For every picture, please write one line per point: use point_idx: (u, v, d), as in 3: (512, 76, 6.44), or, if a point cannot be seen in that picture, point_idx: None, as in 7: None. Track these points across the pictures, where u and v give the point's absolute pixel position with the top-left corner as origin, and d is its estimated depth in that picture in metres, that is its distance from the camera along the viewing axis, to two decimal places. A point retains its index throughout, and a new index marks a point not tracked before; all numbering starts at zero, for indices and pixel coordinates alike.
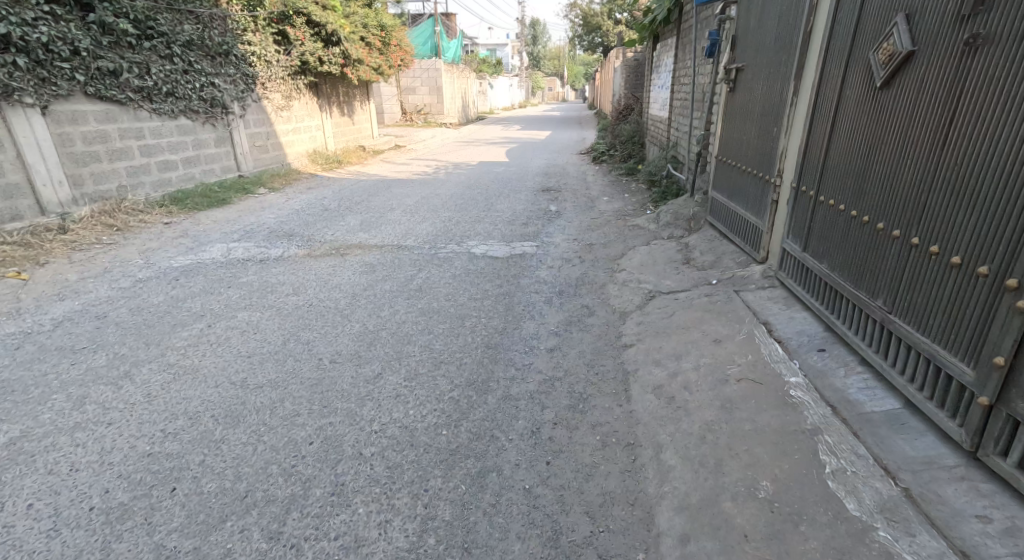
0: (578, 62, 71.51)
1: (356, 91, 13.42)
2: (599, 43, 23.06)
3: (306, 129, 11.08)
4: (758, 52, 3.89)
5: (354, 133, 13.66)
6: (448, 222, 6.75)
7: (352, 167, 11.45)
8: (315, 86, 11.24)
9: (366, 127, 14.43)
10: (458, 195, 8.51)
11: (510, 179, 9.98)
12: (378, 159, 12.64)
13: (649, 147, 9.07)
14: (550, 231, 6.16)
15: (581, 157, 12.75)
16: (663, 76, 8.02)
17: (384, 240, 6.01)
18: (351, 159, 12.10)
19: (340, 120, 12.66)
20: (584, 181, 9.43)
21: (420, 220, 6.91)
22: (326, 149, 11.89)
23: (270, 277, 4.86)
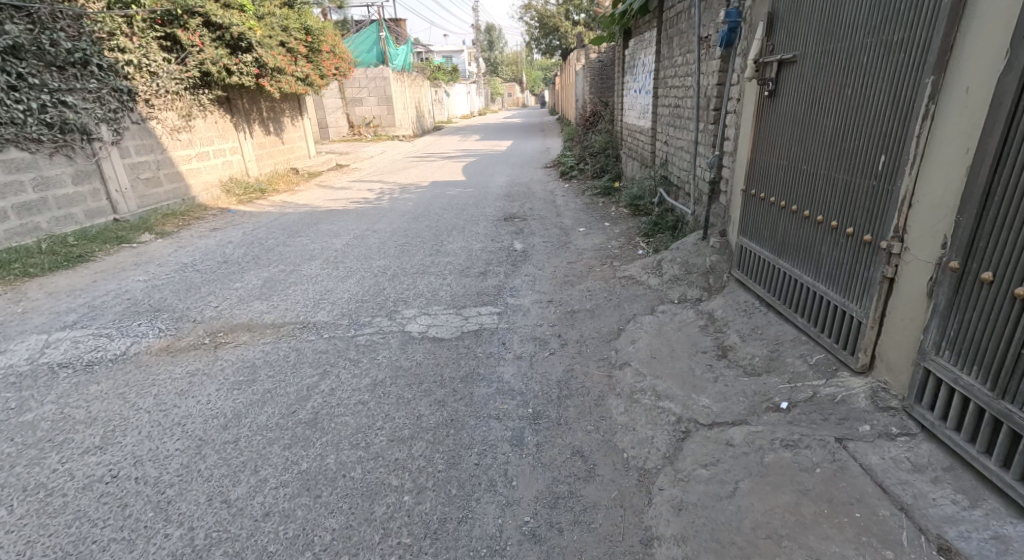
0: (535, 66, 70.61)
1: (284, 106, 11.57)
2: (558, 46, 21.77)
3: (218, 153, 9.19)
4: (830, 31, 2.48)
5: (286, 155, 11.77)
6: (379, 276, 5.20)
7: (278, 196, 9.63)
8: (228, 102, 9.39)
9: (302, 146, 12.55)
10: (400, 231, 6.94)
11: (463, 205, 8.44)
12: (313, 184, 10.83)
13: (629, 162, 7.69)
14: (514, 286, 4.68)
15: (547, 172, 11.32)
16: (642, 79, 6.65)
17: (287, 315, 4.35)
18: (278, 185, 10.21)
19: (264, 140, 10.80)
20: (554, 204, 7.96)
21: (345, 274, 5.31)
22: (247, 177, 9.97)
23: (71, 405, 3.06)
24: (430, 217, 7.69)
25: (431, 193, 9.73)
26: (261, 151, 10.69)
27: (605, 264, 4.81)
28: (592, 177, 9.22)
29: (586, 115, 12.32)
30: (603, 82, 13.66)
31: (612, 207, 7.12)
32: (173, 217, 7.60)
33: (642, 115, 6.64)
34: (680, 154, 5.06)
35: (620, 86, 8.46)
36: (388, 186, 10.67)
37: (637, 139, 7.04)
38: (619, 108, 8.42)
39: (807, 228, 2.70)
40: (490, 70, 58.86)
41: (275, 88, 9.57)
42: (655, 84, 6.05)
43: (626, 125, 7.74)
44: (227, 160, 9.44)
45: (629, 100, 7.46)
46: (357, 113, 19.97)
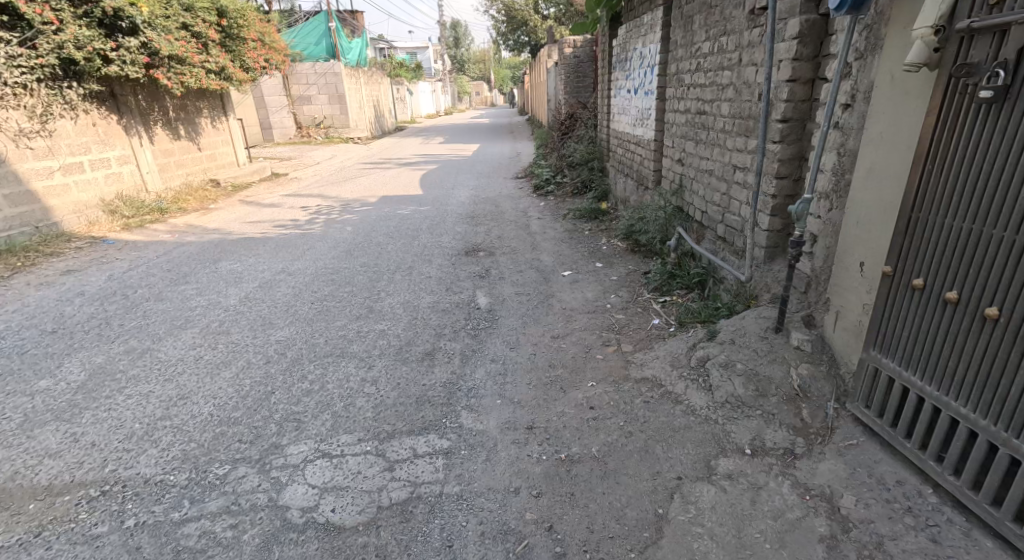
0: (502, 65, 69.07)
1: (202, 104, 9.68)
2: (527, 42, 20.18)
3: (99, 163, 7.33)
4: None
5: (205, 163, 9.84)
6: (270, 362, 3.57)
7: (183, 216, 7.83)
8: (112, 98, 7.55)
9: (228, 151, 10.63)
10: (328, 271, 5.32)
11: (415, 230, 6.81)
12: (234, 200, 9.00)
13: (621, 179, 6.19)
14: (476, 379, 3.13)
15: (518, 183, 9.77)
16: (639, 76, 5.18)
17: (85, 469, 2.64)
18: (184, 202, 8.38)
19: (172, 148, 8.93)
20: (527, 230, 6.39)
21: (222, 359, 3.68)
22: (144, 193, 8.11)
23: None
24: (370, 249, 6.05)
25: (378, 212, 8.05)
26: (168, 159, 8.79)
27: (609, 340, 3.32)
28: (573, 192, 7.69)
29: (562, 118, 10.79)
30: (579, 81, 12.19)
31: (603, 237, 5.61)
32: (4, 254, 5.83)
33: (641, 123, 5.15)
34: (708, 182, 3.60)
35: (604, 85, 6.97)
36: (328, 203, 8.94)
37: (633, 152, 5.56)
38: (605, 111, 6.94)
39: (999, 343, 1.74)
40: (454, 68, 56.86)
41: (175, 83, 7.77)
42: (663, 82, 4.56)
43: (616, 133, 6.25)
44: (113, 171, 7.58)
45: (620, 101, 5.96)
46: (305, 112, 18.01)
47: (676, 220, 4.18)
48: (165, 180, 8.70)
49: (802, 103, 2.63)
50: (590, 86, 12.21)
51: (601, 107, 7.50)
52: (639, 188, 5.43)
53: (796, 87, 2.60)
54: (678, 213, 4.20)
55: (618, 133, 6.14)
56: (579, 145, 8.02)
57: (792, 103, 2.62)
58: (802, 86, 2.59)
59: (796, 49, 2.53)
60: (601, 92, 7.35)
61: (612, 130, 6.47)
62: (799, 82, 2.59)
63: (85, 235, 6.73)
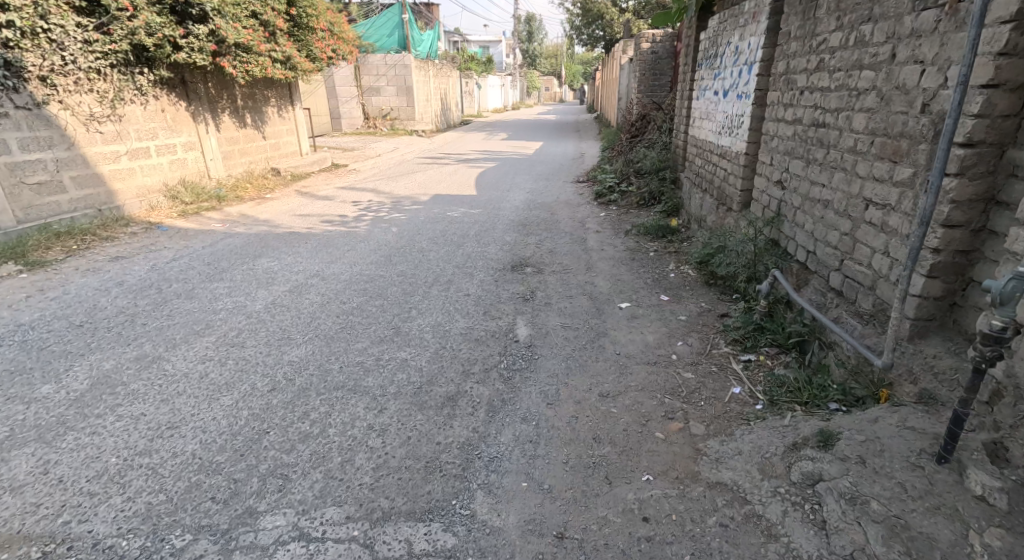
0: (577, 61, 68.01)
1: (269, 92, 9.60)
2: (601, 37, 19.40)
3: (165, 149, 7.29)
4: None
5: (268, 152, 9.81)
6: (275, 389, 2.99)
7: (238, 205, 7.66)
8: (182, 84, 7.50)
9: (292, 140, 10.61)
10: (362, 278, 4.88)
11: (463, 237, 6.30)
12: (291, 190, 8.89)
13: (696, 194, 5.43)
14: (500, 443, 2.55)
15: (577, 189, 9.10)
16: (730, 75, 4.40)
17: (37, 517, 2.20)
18: (245, 190, 8.31)
19: (238, 136, 8.89)
20: (585, 246, 5.74)
21: (226, 381, 3.08)
22: (205, 180, 8.00)
23: None
24: (412, 256, 5.58)
25: (428, 212, 7.63)
26: (232, 147, 8.76)
27: (671, 408, 2.66)
28: (638, 203, 6.96)
29: (632, 120, 10.00)
30: (653, 80, 11.33)
31: (671, 261, 4.90)
32: (63, 237, 5.65)
33: (728, 131, 4.38)
34: (820, 215, 2.84)
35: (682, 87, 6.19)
36: (381, 198, 8.65)
37: (714, 165, 4.79)
38: (681, 115, 6.17)
39: None
40: (529, 62, 56.29)
41: (240, 72, 7.58)
42: (763, 84, 3.79)
43: (695, 141, 5.48)
44: (177, 157, 7.53)
45: (703, 104, 5.18)
46: (373, 103, 18.01)
47: (764, 256, 3.41)
48: (229, 168, 8.69)
49: (1005, 120, 1.89)
50: (664, 86, 11.32)
51: (677, 111, 6.72)
52: (719, 208, 4.67)
53: (999, 95, 1.87)
54: (769, 248, 3.44)
55: (697, 141, 5.37)
56: (648, 152, 7.28)
57: (988, 119, 1.90)
58: (1010, 94, 1.86)
59: (1010, 39, 1.80)
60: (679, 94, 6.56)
61: (690, 137, 5.70)
62: (1004, 87, 1.86)
63: (143, 220, 6.59)
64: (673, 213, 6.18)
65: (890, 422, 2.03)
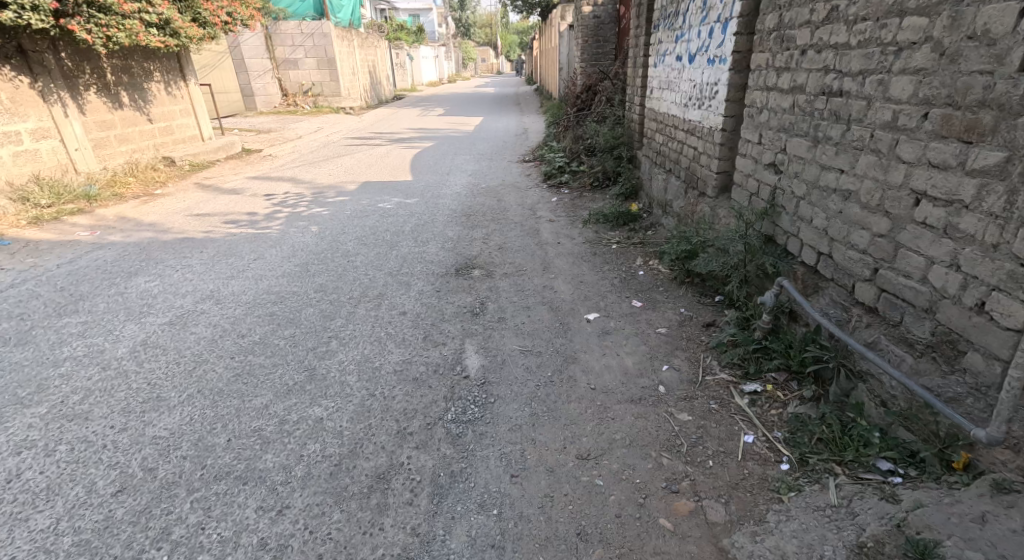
0: (513, 31, 66.45)
1: (144, 66, 8.61)
2: (538, 3, 18.43)
3: (4, 137, 6.37)
4: None
5: (157, 137, 8.96)
6: (123, 490, 2.31)
7: (116, 206, 6.76)
8: (21, 54, 6.53)
9: (183, 121, 9.59)
10: (266, 297, 4.22)
11: (397, 234, 5.52)
12: (189, 182, 8.18)
13: (659, 175, 4.82)
14: (450, 554, 1.91)
15: (523, 169, 8.42)
16: (697, 34, 3.75)
17: None
18: (123, 185, 7.45)
19: (105, 118, 7.90)
20: (536, 239, 5.08)
21: (48, 484, 2.37)
22: (72, 174, 7.20)
23: None
24: (335, 263, 4.78)
25: (356, 205, 6.81)
26: (105, 133, 7.88)
27: (671, 474, 2.08)
28: (591, 185, 6.36)
29: (578, 91, 9.28)
30: (597, 46, 10.58)
31: (637, 255, 4.30)
32: None
33: (698, 102, 3.75)
34: (839, 209, 2.28)
35: (635, 53, 5.53)
36: (302, 190, 7.66)
37: (680, 142, 4.18)
38: (636, 85, 5.55)
39: None
40: (463, 33, 54.35)
41: (97, 37, 6.60)
42: (745, 45, 3.16)
43: (654, 114, 4.85)
44: (25, 148, 6.61)
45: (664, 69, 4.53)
46: (291, 78, 16.51)
47: (757, 253, 2.73)
48: (103, 159, 7.84)
49: None
50: (609, 52, 10.61)
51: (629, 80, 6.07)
52: (689, 192, 4.08)
53: None
54: (764, 244, 2.78)
55: (657, 114, 4.74)
56: (599, 127, 6.66)
57: None
58: None
59: None
60: (631, 61, 5.90)
61: (647, 110, 5.06)
62: None
63: None
64: (631, 196, 5.59)
65: (1005, 524, 1.56)
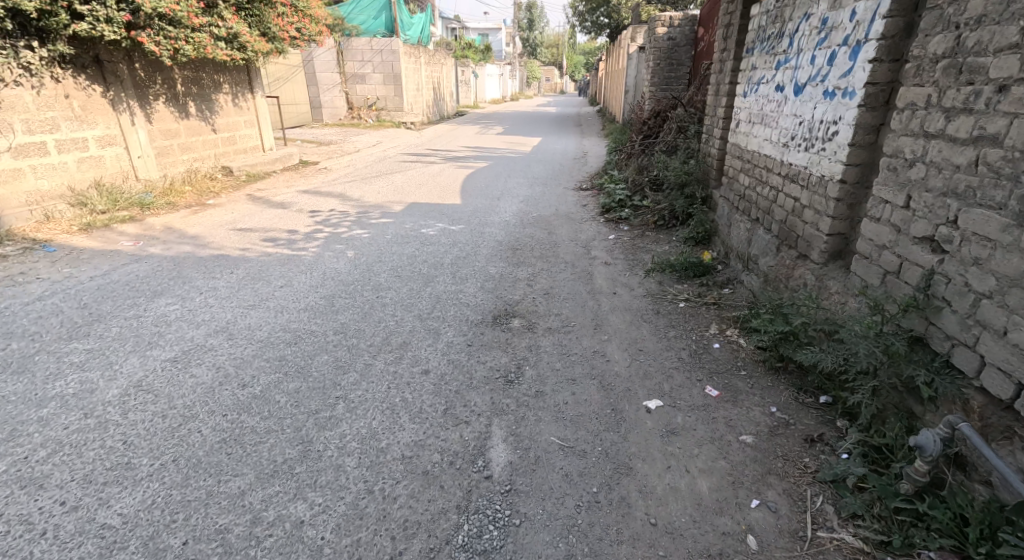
0: (579, 52, 66.48)
1: (217, 77, 8.54)
2: (607, 25, 17.97)
3: (69, 144, 6.26)
4: None
5: (220, 147, 8.79)
6: None
7: (166, 216, 6.57)
8: (96, 64, 6.48)
9: (246, 131, 9.42)
10: (279, 337, 3.47)
11: (435, 268, 4.99)
12: (242, 194, 7.92)
13: (740, 223, 4.13)
14: None
15: (579, 198, 7.80)
16: (809, 62, 3.14)
17: None
18: (178, 195, 7.25)
19: (174, 131, 7.84)
20: (590, 286, 4.43)
21: None
22: (133, 183, 7.07)
23: None
24: (363, 297, 4.26)
25: (397, 230, 6.34)
26: (168, 141, 7.74)
27: None
28: (656, 223, 5.67)
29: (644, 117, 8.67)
30: (668, 70, 9.93)
31: (710, 318, 3.61)
32: None
33: (804, 142, 3.13)
34: None
35: (720, 80, 4.90)
36: (347, 209, 7.32)
37: (775, 190, 3.51)
38: (716, 118, 4.89)
39: None
40: (530, 52, 54.56)
41: (165, 49, 6.38)
42: (889, 76, 2.55)
43: (740, 151, 4.20)
44: (90, 155, 6.51)
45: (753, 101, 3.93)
46: (357, 92, 16.56)
47: (901, 362, 2.07)
48: (163, 167, 7.67)
49: None
50: (681, 77, 9.95)
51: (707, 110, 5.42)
52: (783, 249, 3.41)
53: None
54: (908, 345, 2.12)
55: (743, 151, 4.11)
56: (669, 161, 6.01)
57: None
58: None
59: None
60: (711, 89, 5.26)
61: (730, 146, 4.41)
62: None
63: (23, 237, 5.46)
64: (703, 242, 4.88)
65: None
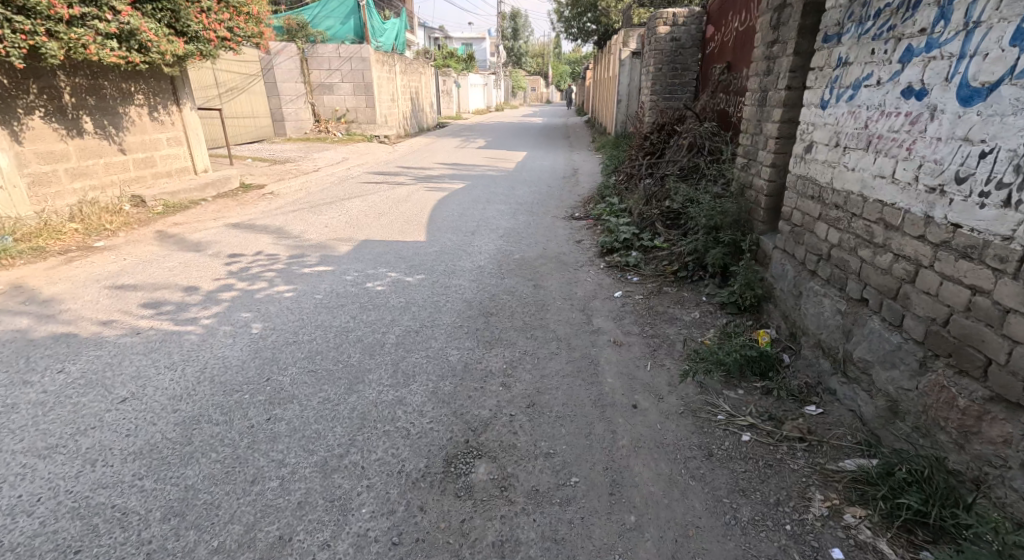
0: (562, 61, 65.72)
1: (125, 86, 6.99)
2: (594, 30, 16.78)
3: None
4: None
5: (131, 171, 7.21)
6: None
7: (21, 268, 5.10)
8: None
9: (165, 144, 7.72)
10: (97, 521, 2.16)
11: (371, 353, 3.50)
12: (149, 231, 6.34)
13: (824, 300, 2.79)
14: None
15: (569, 232, 6.43)
16: (1009, 42, 1.78)
17: None
18: (52, 237, 5.74)
19: (60, 152, 6.30)
20: (598, 392, 3.01)
21: None
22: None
23: None
24: (244, 420, 2.75)
25: (335, 283, 4.85)
26: (51, 166, 6.20)
27: None
28: (676, 274, 4.38)
29: (649, 136, 7.51)
30: (671, 77, 8.71)
31: (799, 475, 2.23)
32: None
33: (1007, 183, 1.76)
34: None
35: (766, 85, 3.59)
36: (279, 249, 5.79)
37: (908, 260, 2.16)
38: (764, 143, 3.61)
39: None
40: (512, 61, 53.31)
41: (14, 46, 5.06)
42: None
43: (817, 186, 2.87)
44: None
45: (846, 115, 2.58)
46: (324, 103, 15.01)
47: None
48: (42, 200, 6.12)
49: None
50: (685, 86, 8.75)
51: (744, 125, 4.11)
52: (938, 364, 2.04)
53: None
54: None
55: (825, 190, 2.78)
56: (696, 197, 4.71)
57: None
58: None
59: None
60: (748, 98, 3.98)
61: (790, 180, 3.17)
62: None
63: None
64: (750, 310, 3.57)
65: None
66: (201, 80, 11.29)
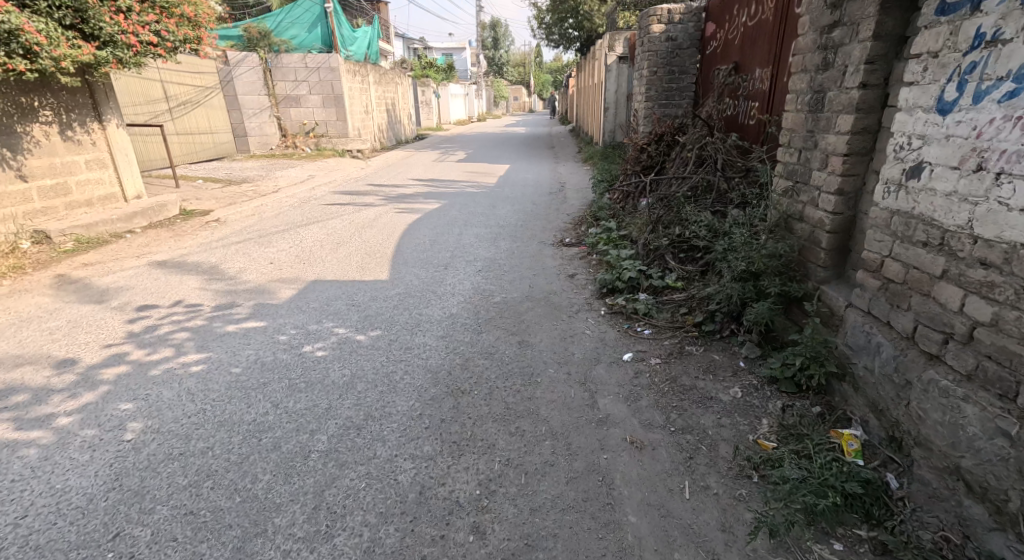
0: (544, 69, 65.22)
1: (21, 99, 5.88)
2: (577, 36, 15.96)
3: None
4: None
5: (33, 202, 6.09)
6: None
7: None
8: None
9: (82, 166, 6.58)
10: None
11: (286, 475, 2.50)
12: (46, 276, 5.30)
13: (966, 409, 1.94)
14: None
15: (559, 264, 5.47)
16: None
17: None
18: None
19: None
20: (616, 546, 2.05)
21: None
22: None
23: None
24: None
25: (262, 346, 3.80)
26: None
27: None
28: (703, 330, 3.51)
29: (651, 155, 6.67)
30: (667, 80, 7.81)
31: None
32: None
33: None
34: None
35: (825, 85, 2.74)
36: (202, 296, 4.73)
37: None
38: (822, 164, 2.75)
39: None
40: (495, 71, 52.58)
41: None
42: None
43: (938, 230, 2.10)
44: None
45: (1005, 123, 1.84)
46: (291, 117, 13.98)
47: None
48: None
49: None
50: (683, 90, 7.85)
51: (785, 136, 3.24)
52: None
53: None
54: None
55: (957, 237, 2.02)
56: (725, 232, 3.81)
57: None
58: None
59: None
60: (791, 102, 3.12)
61: (875, 213, 2.38)
62: None
63: None
64: (812, 390, 2.68)
65: None
66: (145, 95, 10.17)
